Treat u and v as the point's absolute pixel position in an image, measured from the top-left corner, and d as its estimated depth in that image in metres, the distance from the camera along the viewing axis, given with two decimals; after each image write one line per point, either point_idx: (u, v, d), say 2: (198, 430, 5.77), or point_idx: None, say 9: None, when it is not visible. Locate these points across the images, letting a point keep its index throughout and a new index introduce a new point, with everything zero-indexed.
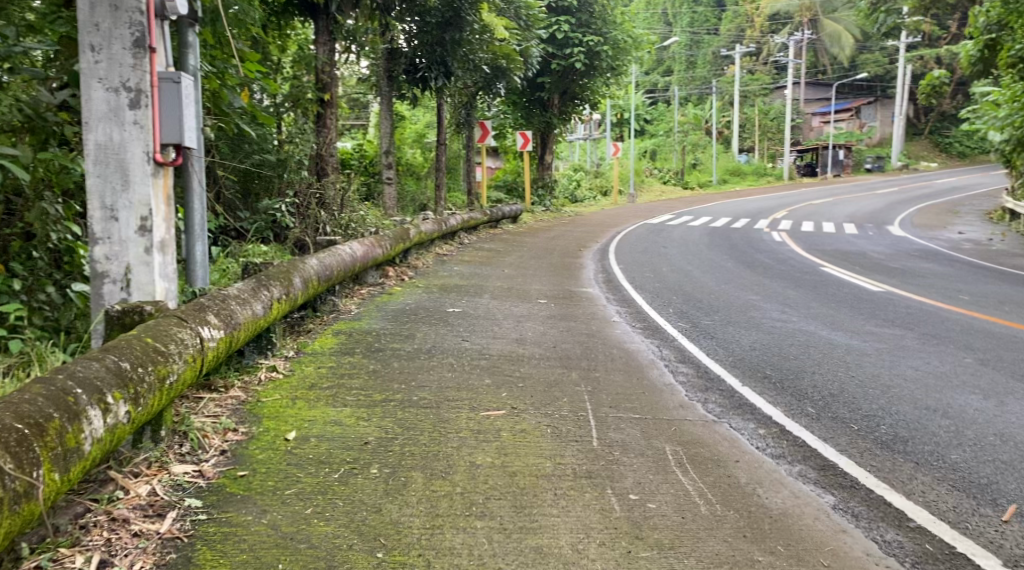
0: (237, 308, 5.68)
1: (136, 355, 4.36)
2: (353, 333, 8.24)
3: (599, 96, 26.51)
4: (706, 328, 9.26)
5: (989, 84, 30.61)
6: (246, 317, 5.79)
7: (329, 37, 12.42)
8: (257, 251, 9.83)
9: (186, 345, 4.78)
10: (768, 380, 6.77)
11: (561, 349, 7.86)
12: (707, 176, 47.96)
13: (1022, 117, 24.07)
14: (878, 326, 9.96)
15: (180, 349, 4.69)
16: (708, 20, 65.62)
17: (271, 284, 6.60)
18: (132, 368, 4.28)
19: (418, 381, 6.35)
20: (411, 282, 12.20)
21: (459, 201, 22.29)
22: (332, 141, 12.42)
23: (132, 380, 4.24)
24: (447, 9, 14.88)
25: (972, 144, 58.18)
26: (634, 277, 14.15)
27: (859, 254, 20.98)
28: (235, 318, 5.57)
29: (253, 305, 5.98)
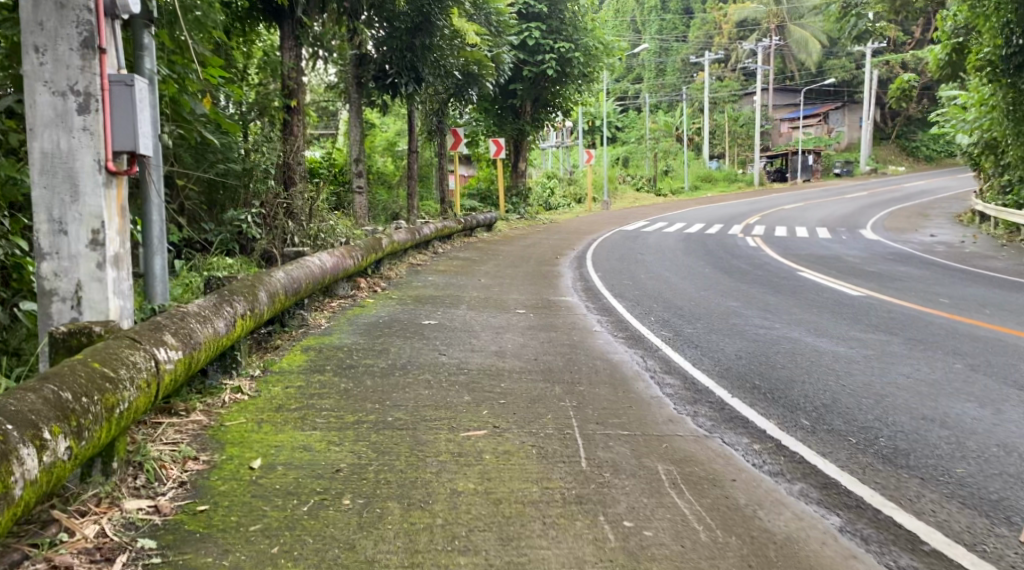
0: (197, 326, 5.34)
1: (81, 385, 4.01)
2: (324, 349, 7.88)
3: (572, 103, 26.34)
4: (689, 336, 9.00)
5: (956, 87, 30.78)
6: (207, 336, 5.43)
7: (295, 42, 11.90)
8: (223, 264, 9.45)
9: (138, 368, 4.44)
10: (758, 391, 6.51)
11: (542, 361, 7.57)
12: (680, 182, 47.97)
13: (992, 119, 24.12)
14: (863, 331, 9.76)
15: (132, 374, 4.36)
16: (677, 28, 65.89)
17: (235, 299, 6.25)
18: (74, 399, 3.94)
19: (393, 399, 6.02)
20: (385, 293, 11.86)
21: (433, 210, 21.99)
22: (301, 150, 11.71)
23: (73, 411, 3.90)
24: (417, 15, 14.61)
25: (937, 147, 58.83)
26: (612, 285, 13.91)
27: (835, 258, 20.90)
28: (195, 338, 5.22)
29: (215, 323, 5.63)
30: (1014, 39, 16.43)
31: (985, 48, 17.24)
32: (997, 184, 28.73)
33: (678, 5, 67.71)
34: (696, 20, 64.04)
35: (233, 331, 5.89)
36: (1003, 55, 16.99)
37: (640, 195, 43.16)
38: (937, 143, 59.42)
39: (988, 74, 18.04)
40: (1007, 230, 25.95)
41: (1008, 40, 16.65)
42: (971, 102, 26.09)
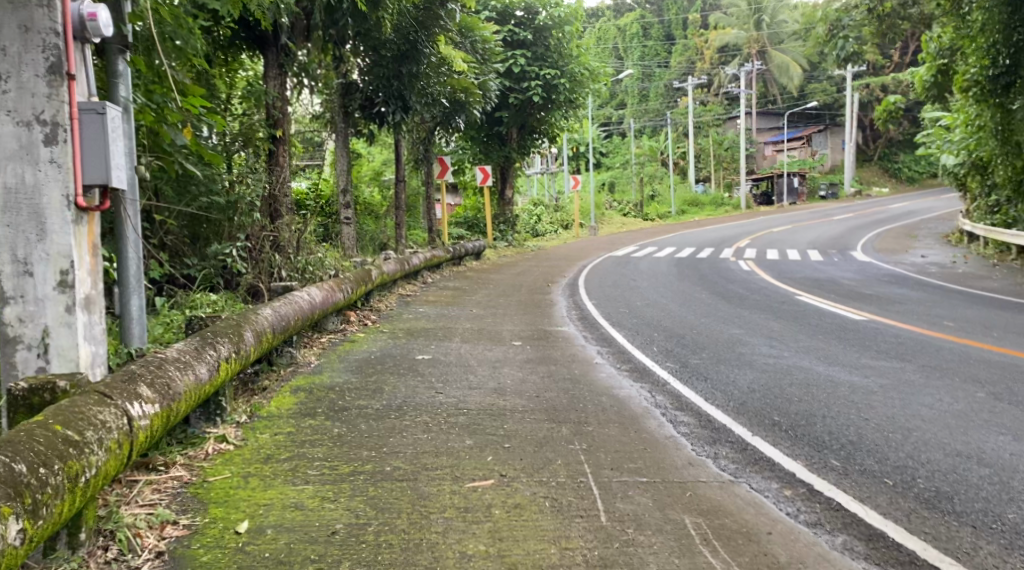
0: (176, 374, 4.94)
1: (38, 454, 3.66)
2: (314, 390, 7.45)
3: (559, 129, 26.09)
4: (696, 368, 8.62)
5: (940, 109, 30.77)
6: (187, 386, 5.00)
7: (279, 70, 11.63)
8: (206, 301, 9.03)
9: (107, 428, 4.08)
10: (779, 429, 6.14)
11: (545, 398, 7.16)
12: (666, 207, 47.75)
13: (979, 139, 23.99)
14: (874, 359, 9.39)
15: (100, 435, 4.02)
16: (659, 54, 66.15)
17: (219, 341, 5.82)
18: (30, 472, 3.58)
19: (391, 445, 5.58)
20: (375, 327, 11.43)
21: (421, 239, 21.61)
22: (287, 180, 11.56)
23: (28, 487, 3.53)
24: (403, 42, 14.17)
25: (921, 168, 59.07)
26: (610, 313, 13.53)
27: (831, 281, 20.62)
28: (174, 388, 4.81)
29: (196, 369, 5.22)
30: (1001, 59, 16.09)
31: (971, 69, 16.92)
32: (984, 204, 28.42)
33: (659, 32, 68.05)
34: (678, 46, 64.27)
35: (215, 378, 5.45)
36: (989, 75, 16.62)
37: (628, 219, 42.97)
38: (920, 163, 59.64)
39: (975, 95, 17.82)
40: (997, 250, 25.65)
41: (995, 61, 16.32)
42: (957, 123, 26.15)
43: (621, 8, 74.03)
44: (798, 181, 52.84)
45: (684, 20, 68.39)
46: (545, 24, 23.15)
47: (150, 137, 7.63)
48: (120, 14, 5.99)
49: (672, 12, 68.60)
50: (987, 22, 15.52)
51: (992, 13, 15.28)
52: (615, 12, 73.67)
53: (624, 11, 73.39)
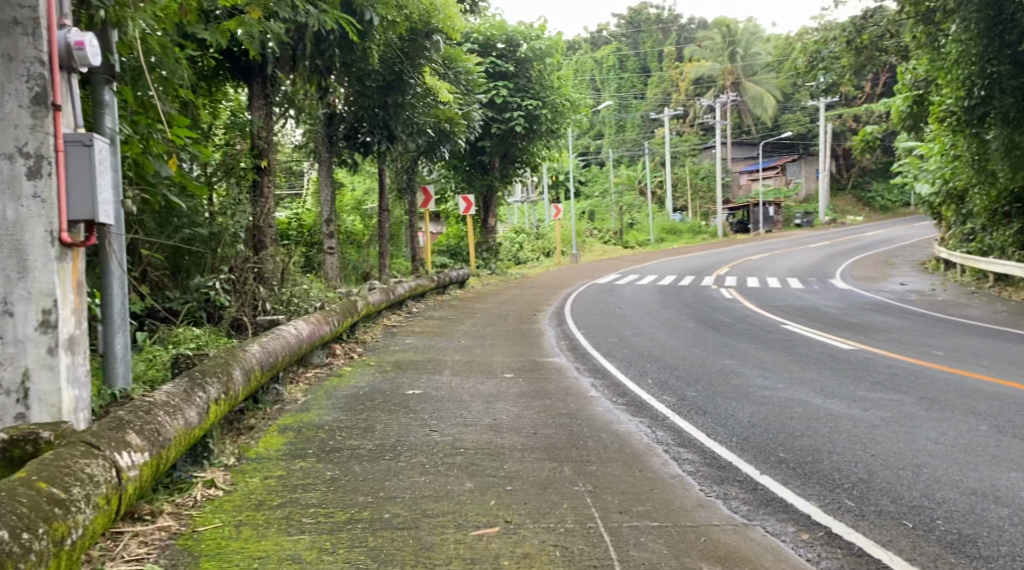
0: (165, 419, 4.82)
1: (21, 519, 3.69)
2: (303, 429, 7.20)
3: (540, 159, 26.05)
4: (693, 401, 8.45)
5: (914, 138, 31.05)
6: (177, 430, 4.88)
7: (265, 101, 11.51)
8: (189, 336, 8.78)
9: (94, 483, 4.12)
10: (786, 466, 5.98)
11: (544, 435, 6.95)
12: (645, 235, 47.79)
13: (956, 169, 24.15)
14: (871, 391, 9.25)
15: (85, 490, 4.05)
16: (635, 85, 66.63)
17: (208, 382, 5.58)
18: (12, 538, 3.61)
19: (388, 489, 5.36)
20: (362, 360, 11.17)
21: (403, 269, 21.38)
22: (271, 212, 11.35)
23: (11, 555, 3.56)
24: (388, 72, 14.16)
25: (894, 196, 59.67)
26: (599, 343, 13.37)
27: (815, 309, 20.60)
28: (163, 434, 4.74)
29: (185, 413, 5.03)
30: (976, 90, 15.87)
31: (947, 99, 16.95)
32: (959, 233, 28.42)
33: (635, 63, 68.59)
34: (654, 77, 64.79)
35: (209, 419, 5.29)
36: (966, 106, 16.50)
37: (608, 248, 42.93)
38: (894, 192, 60.27)
39: (952, 126, 17.77)
40: (975, 278, 25.76)
41: (971, 91, 16.19)
42: (932, 152, 26.38)
43: (597, 40, 74.56)
44: (774, 210, 53.16)
45: (660, 51, 69.02)
46: (526, 56, 23.13)
47: (135, 169, 7.39)
48: (107, 43, 5.85)
49: (648, 44, 69.22)
50: (963, 53, 15.42)
51: (968, 44, 15.15)
52: (591, 43, 74.25)
53: (599, 43, 73.97)
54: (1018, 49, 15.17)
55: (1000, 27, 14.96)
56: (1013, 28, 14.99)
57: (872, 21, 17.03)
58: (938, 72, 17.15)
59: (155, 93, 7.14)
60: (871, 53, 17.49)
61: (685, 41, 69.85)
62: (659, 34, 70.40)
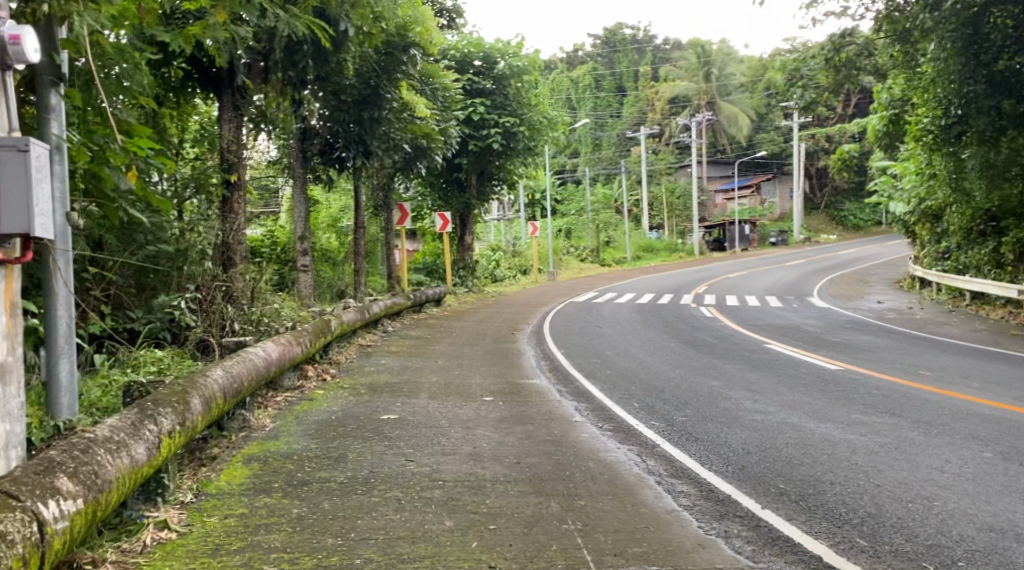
0: (106, 460, 4.60)
1: None
2: (270, 459, 6.74)
3: (517, 176, 25.75)
4: (684, 427, 8.07)
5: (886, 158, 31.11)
6: (119, 470, 4.66)
7: (236, 112, 11.07)
8: (150, 359, 8.30)
9: (10, 543, 3.90)
10: (787, 498, 5.61)
11: (528, 467, 6.55)
12: (622, 253, 47.56)
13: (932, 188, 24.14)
14: (864, 414, 8.88)
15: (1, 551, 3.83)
16: (611, 104, 66.64)
17: (162, 413, 5.29)
18: None
19: (358, 530, 4.99)
20: (335, 382, 10.68)
21: (380, 287, 20.92)
22: (242, 227, 10.88)
23: None
24: (364, 87, 13.76)
25: (866, 216, 59.95)
26: (580, 363, 12.99)
27: (796, 328, 20.32)
28: (102, 476, 4.52)
29: (131, 451, 4.80)
30: (952, 109, 15.66)
31: (925, 119, 16.77)
32: (934, 251, 28.25)
33: (611, 83, 68.69)
34: (630, 97, 64.94)
35: (160, 454, 5.04)
36: (942, 125, 16.22)
37: (585, 266, 42.66)
38: (866, 212, 60.61)
39: (929, 145, 17.55)
40: (951, 296, 25.61)
41: (947, 110, 15.93)
42: (907, 171, 26.32)
43: (573, 60, 74.65)
44: (748, 228, 53.18)
45: (635, 71, 69.24)
46: (504, 73, 22.85)
47: (92, 180, 6.88)
48: (51, 41, 5.53)
49: (623, 63, 69.40)
50: (940, 71, 15.15)
51: (946, 63, 14.86)
52: (567, 62, 74.33)
53: (575, 62, 74.11)
54: (994, 69, 14.92)
55: (976, 46, 14.72)
56: (988, 48, 14.76)
57: (850, 39, 16.78)
58: (916, 91, 17.00)
59: (113, 100, 6.65)
60: (849, 72, 17.31)
61: (660, 61, 70.17)
62: (634, 54, 70.68)
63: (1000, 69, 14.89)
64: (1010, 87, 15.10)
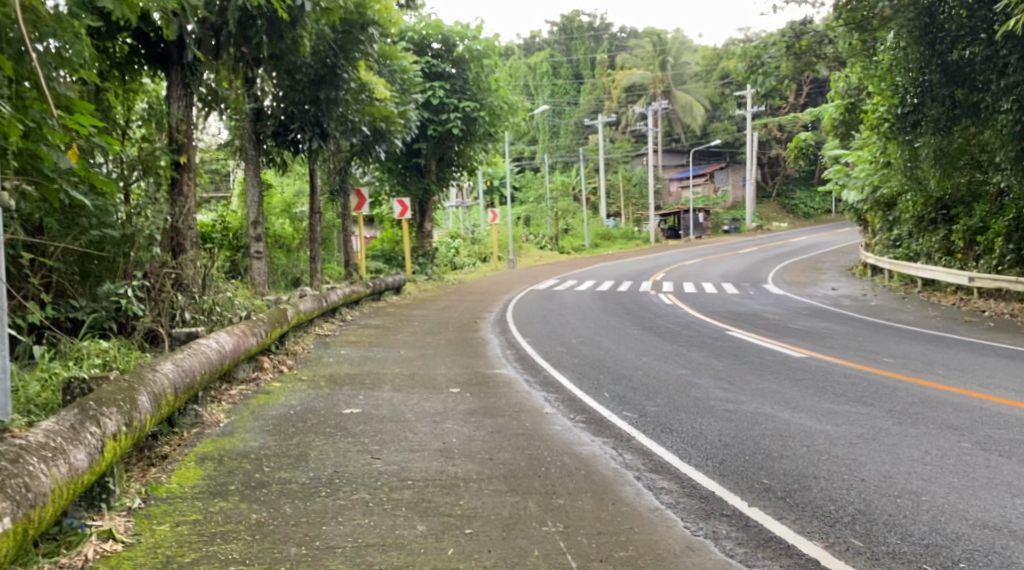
0: (41, 471, 4.29)
1: None
2: (225, 459, 6.40)
3: (477, 163, 25.41)
4: (657, 418, 7.85)
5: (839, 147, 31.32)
6: (54, 480, 4.35)
7: (185, 91, 10.65)
8: (95, 351, 7.87)
9: None
10: (771, 493, 5.41)
11: (501, 464, 6.26)
12: (580, 241, 47.45)
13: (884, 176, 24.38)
14: (837, 403, 8.70)
15: None
16: (568, 92, 66.39)
17: (104, 415, 4.97)
18: None
19: (324, 537, 4.81)
20: (293, 374, 10.28)
21: (335, 274, 20.46)
22: (191, 212, 10.45)
23: None
24: (320, 65, 13.29)
25: (819, 204, 60.48)
26: (545, 352, 12.74)
27: (756, 315, 20.25)
28: (34, 489, 4.21)
29: (68, 459, 4.50)
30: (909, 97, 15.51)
31: (881, 108, 16.64)
32: (886, 239, 28.42)
33: (568, 70, 68.50)
34: (588, 84, 64.77)
35: (102, 459, 4.75)
36: (898, 113, 15.98)
37: (544, 253, 42.47)
38: (817, 200, 61.15)
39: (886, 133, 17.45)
40: (903, 283, 25.76)
41: (903, 98, 15.70)
42: (860, 159, 26.41)
43: (530, 47, 74.35)
44: (704, 216, 53.37)
45: (592, 58, 69.14)
46: (463, 56, 22.59)
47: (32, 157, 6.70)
48: None
49: (581, 50, 69.21)
50: (897, 59, 15.21)
51: (904, 51, 14.89)
52: (525, 49, 74.03)
53: (532, 49, 73.83)
54: (950, 58, 14.63)
55: (932, 35, 14.42)
56: (945, 37, 14.41)
57: (809, 27, 16.61)
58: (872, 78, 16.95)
59: (49, 72, 6.41)
60: (810, 59, 17.19)
61: (617, 49, 70.21)
62: (591, 42, 70.70)
63: (954, 59, 14.62)
64: (964, 77, 14.86)
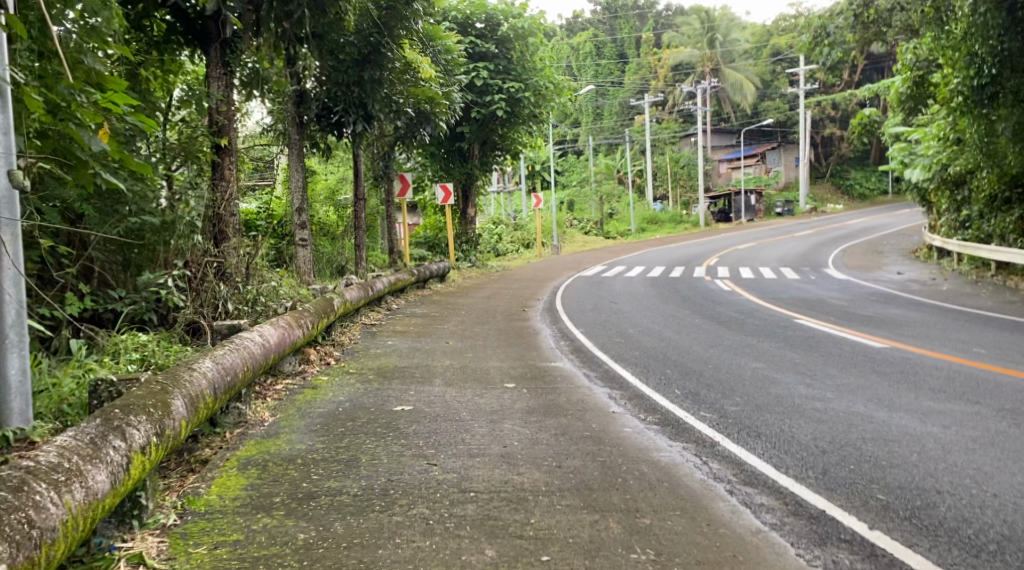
0: (51, 500, 3.91)
1: None
2: (269, 466, 5.84)
3: (521, 146, 24.70)
4: (739, 420, 7.11)
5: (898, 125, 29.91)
6: (69, 508, 3.98)
7: (225, 69, 10.06)
8: (133, 344, 7.38)
9: None
10: (892, 513, 4.73)
11: (572, 474, 5.59)
12: (626, 225, 46.49)
13: (948, 153, 23.21)
14: (937, 401, 7.87)
15: None
16: (612, 73, 65.27)
17: (130, 428, 4.56)
18: None
19: (380, 565, 4.32)
20: (340, 367, 9.72)
21: (380, 261, 19.92)
22: (234, 198, 9.89)
23: None
24: (363, 44, 12.77)
25: (872, 185, 58.73)
26: (604, 343, 12.06)
27: (820, 301, 19.31)
28: (43, 521, 3.82)
29: (85, 483, 4.11)
30: (985, 69, 14.46)
31: (953, 80, 15.58)
32: (952, 221, 27.12)
33: (612, 50, 67.27)
34: (632, 64, 63.47)
35: (127, 477, 4.37)
36: (974, 86, 14.89)
37: (590, 238, 41.63)
38: (871, 180, 59.23)
39: (958, 108, 16.33)
40: (973, 266, 24.52)
41: (980, 70, 14.60)
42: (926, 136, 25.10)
43: (572, 27, 73.26)
44: (754, 198, 52.07)
45: (637, 38, 67.79)
46: (507, 35, 21.63)
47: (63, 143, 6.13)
48: None
49: (625, 30, 68.03)
50: (975, 27, 13.95)
51: (983, 18, 13.66)
52: (567, 30, 72.97)
53: (575, 29, 72.73)
54: None
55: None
56: None
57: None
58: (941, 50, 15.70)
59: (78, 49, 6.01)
60: (878, 28, 15.94)
61: (662, 27, 68.83)
62: (636, 21, 69.37)
63: None
64: None
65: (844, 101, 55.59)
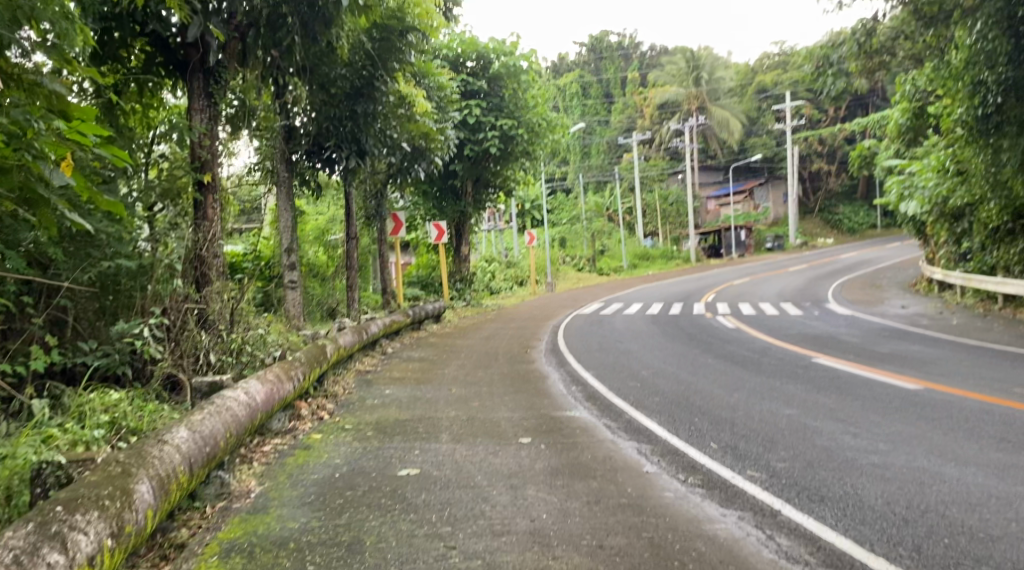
0: None
1: None
2: (257, 551, 5.00)
3: (514, 183, 24.02)
4: (794, 479, 6.26)
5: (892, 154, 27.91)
6: None
7: (208, 101, 9.22)
8: (104, 404, 6.48)
9: None
10: None
11: (617, 557, 4.82)
12: (617, 262, 45.72)
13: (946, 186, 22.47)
14: (1005, 452, 7.05)
15: None
16: (599, 111, 65.07)
17: (64, 537, 4.03)
18: None
19: None
20: (335, 422, 8.83)
21: (371, 303, 19.04)
22: (218, 238, 9.03)
23: None
24: (356, 78, 11.98)
25: (862, 219, 58.25)
26: (616, 388, 11.23)
27: (832, 338, 18.49)
28: None
29: None
30: (989, 98, 13.38)
31: (957, 109, 14.67)
32: (953, 253, 26.44)
33: (598, 89, 67.12)
34: (619, 103, 63.24)
35: None
36: (979, 115, 13.95)
37: (583, 275, 40.90)
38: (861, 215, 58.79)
39: (964, 139, 15.66)
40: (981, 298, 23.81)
41: (984, 99, 13.44)
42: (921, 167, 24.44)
43: (557, 67, 73.23)
44: (746, 234, 51.48)
45: (623, 77, 67.78)
46: (498, 73, 21.04)
47: (23, 180, 5.10)
48: None
49: (610, 70, 68.12)
50: (979, 56, 12.81)
51: (990, 45, 12.39)
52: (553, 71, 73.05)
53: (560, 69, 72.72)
54: None
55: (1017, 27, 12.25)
56: None
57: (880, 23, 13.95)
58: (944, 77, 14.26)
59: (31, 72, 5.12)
60: (882, 58, 14.48)
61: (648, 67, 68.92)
62: (621, 61, 69.40)
63: None
64: None
65: (831, 136, 55.32)
